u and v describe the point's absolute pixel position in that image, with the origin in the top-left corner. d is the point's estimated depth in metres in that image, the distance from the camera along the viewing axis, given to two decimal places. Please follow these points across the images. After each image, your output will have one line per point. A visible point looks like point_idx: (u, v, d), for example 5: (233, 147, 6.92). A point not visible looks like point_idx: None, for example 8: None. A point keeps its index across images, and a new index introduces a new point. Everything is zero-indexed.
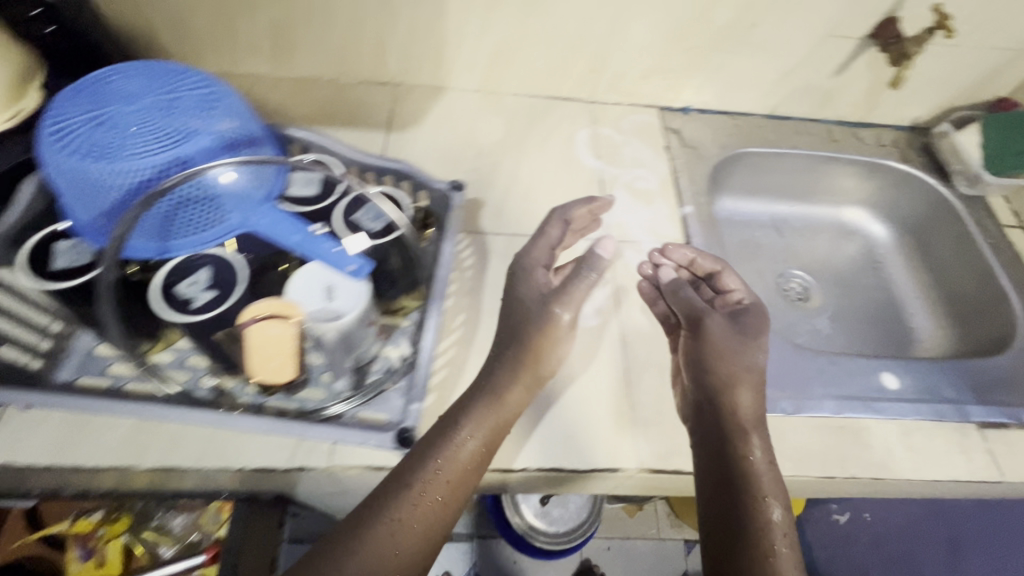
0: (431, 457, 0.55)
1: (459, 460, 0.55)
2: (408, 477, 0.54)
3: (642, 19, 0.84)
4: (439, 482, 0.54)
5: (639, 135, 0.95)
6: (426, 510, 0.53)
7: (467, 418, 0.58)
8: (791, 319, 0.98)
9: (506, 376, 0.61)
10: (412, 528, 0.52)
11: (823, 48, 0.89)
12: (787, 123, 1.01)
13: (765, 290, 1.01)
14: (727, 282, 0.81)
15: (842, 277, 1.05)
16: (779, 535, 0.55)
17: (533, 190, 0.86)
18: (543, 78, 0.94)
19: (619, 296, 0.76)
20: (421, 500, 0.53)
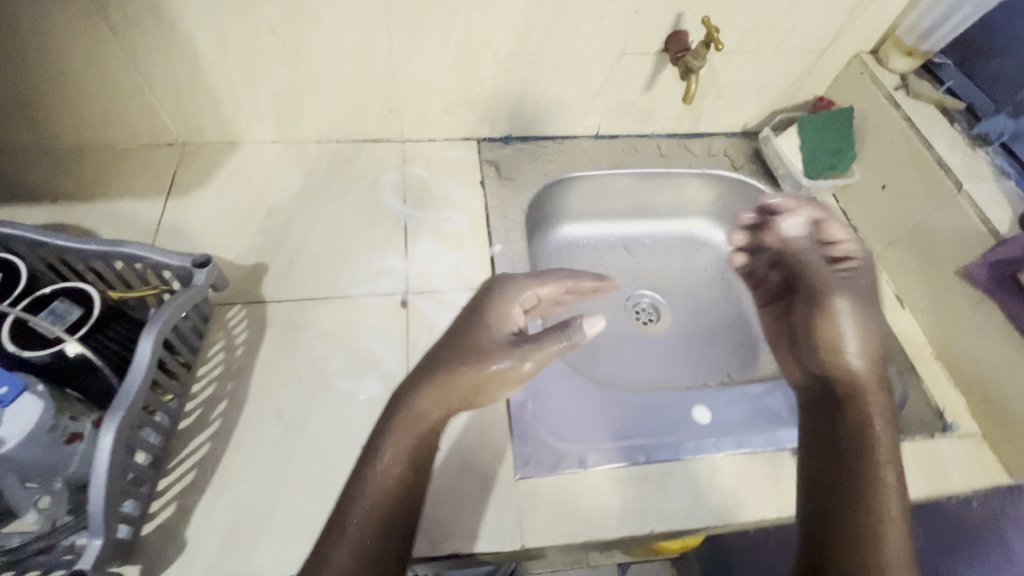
0: (360, 489, 0.53)
1: (388, 479, 0.53)
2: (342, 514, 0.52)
3: (421, 55, 0.79)
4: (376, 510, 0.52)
5: (452, 171, 0.90)
6: (378, 538, 0.51)
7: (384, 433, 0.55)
8: (635, 345, 0.93)
9: (433, 385, 0.57)
10: (358, 563, 0.50)
11: (622, 68, 0.85)
12: (613, 142, 0.98)
13: (608, 316, 0.95)
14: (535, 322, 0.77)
15: (690, 291, 1.00)
16: (890, 511, 0.55)
17: (327, 247, 0.79)
18: (343, 122, 0.88)
19: (411, 357, 0.70)
20: (356, 531, 0.51)
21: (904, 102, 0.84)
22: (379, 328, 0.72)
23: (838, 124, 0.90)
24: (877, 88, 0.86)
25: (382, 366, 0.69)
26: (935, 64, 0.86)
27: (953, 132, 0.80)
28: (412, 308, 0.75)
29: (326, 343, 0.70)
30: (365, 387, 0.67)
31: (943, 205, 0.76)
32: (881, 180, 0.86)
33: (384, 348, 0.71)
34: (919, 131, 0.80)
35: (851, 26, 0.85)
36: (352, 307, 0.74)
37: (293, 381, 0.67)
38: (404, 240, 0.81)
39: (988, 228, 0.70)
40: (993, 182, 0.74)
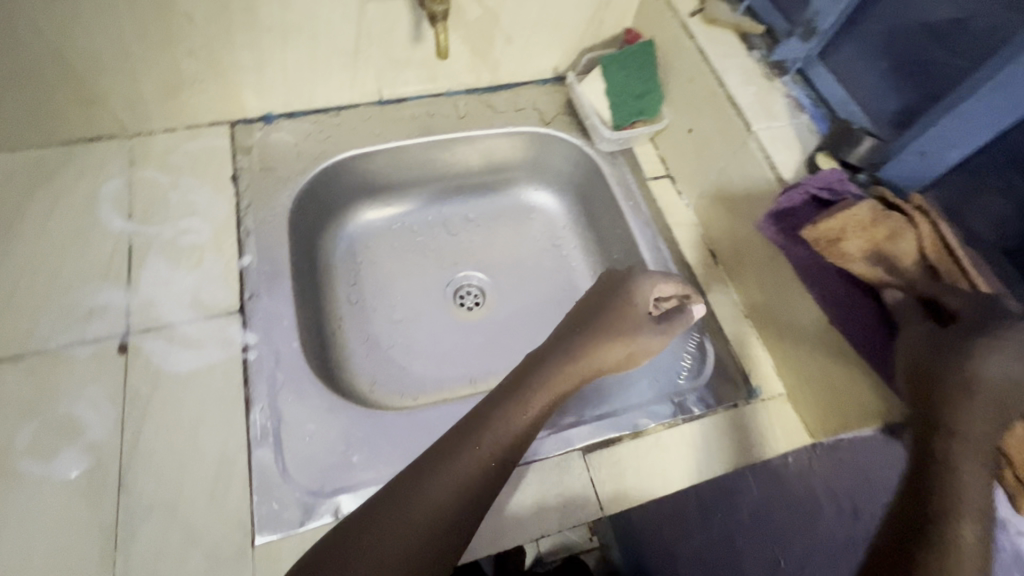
0: (450, 460, 0.47)
1: (496, 446, 0.48)
2: (445, 464, 0.46)
3: (89, 25, 0.61)
4: (459, 475, 0.46)
5: (195, 168, 0.74)
6: (472, 500, 0.46)
7: (514, 395, 0.52)
8: (453, 341, 0.81)
9: (552, 371, 0.54)
10: (439, 528, 0.44)
11: (373, 17, 0.70)
12: (401, 107, 0.84)
13: (423, 311, 0.83)
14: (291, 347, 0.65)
15: (520, 269, 0.88)
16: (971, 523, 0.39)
17: (22, 288, 0.63)
18: (32, 121, 0.69)
19: (126, 416, 0.58)
20: (459, 480, 0.46)
21: (700, 30, 0.73)
22: (85, 385, 0.59)
23: (640, 62, 0.79)
24: (672, 16, 0.75)
25: (87, 435, 0.57)
26: None
27: (748, 62, 0.71)
28: (132, 353, 0.61)
29: (11, 417, 0.56)
30: (64, 465, 0.55)
31: (737, 150, 0.69)
32: (687, 125, 0.77)
33: (90, 411, 0.58)
34: (711, 65, 0.71)
35: None
36: (50, 365, 0.60)
37: None
38: (128, 266, 0.66)
39: (774, 175, 0.64)
40: (784, 119, 0.67)
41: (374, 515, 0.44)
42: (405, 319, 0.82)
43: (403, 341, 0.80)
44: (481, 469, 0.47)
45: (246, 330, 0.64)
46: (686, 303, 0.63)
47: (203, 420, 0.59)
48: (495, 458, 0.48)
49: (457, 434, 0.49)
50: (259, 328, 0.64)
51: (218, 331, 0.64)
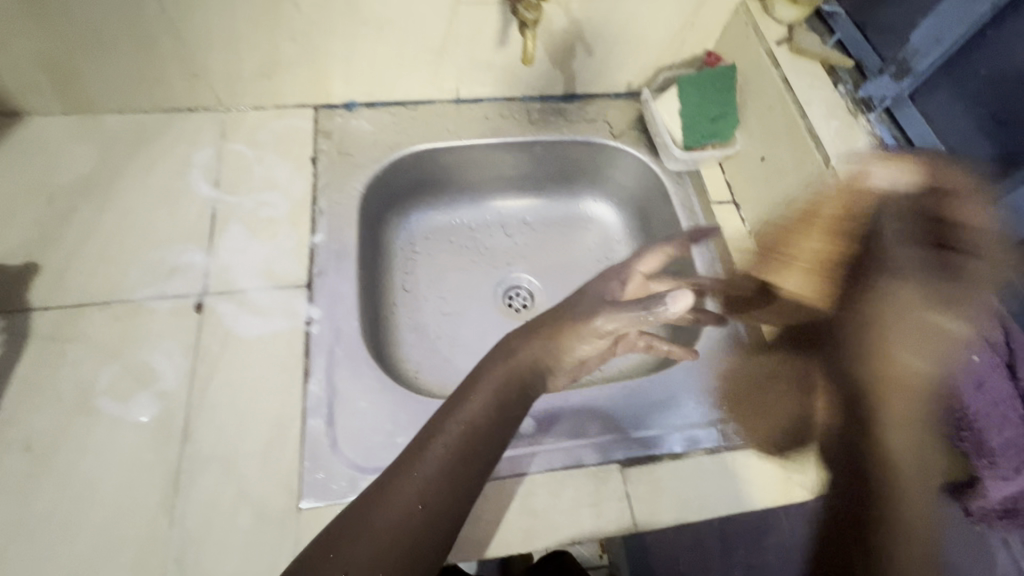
0: (405, 470, 0.47)
1: (452, 442, 0.48)
2: (406, 470, 0.47)
3: (206, 6, 0.65)
4: (426, 476, 0.47)
5: (279, 146, 0.78)
6: (429, 503, 0.46)
7: (461, 392, 0.52)
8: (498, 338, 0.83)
9: (508, 354, 0.54)
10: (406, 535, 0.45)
11: (462, 19, 0.72)
12: (476, 107, 0.86)
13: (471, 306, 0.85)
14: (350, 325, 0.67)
15: (571, 278, 0.89)
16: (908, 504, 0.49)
17: (116, 240, 0.68)
18: (141, 88, 0.74)
19: (195, 371, 0.62)
20: (426, 480, 0.47)
21: (785, 60, 0.73)
22: (162, 337, 0.63)
23: (720, 87, 0.79)
24: (758, 42, 0.75)
25: (160, 383, 0.61)
26: (825, 12, 0.74)
27: (833, 96, 0.70)
28: (206, 312, 0.65)
29: (95, 357, 0.61)
30: (137, 409, 0.59)
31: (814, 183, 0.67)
32: (760, 153, 0.77)
33: (164, 361, 0.62)
34: (794, 95, 0.70)
35: None
36: (132, 315, 0.64)
37: (49, 405, 0.58)
38: (209, 232, 0.70)
39: (850, 212, 0.62)
40: (866, 157, 0.65)
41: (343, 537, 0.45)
42: (454, 313, 0.84)
43: (450, 334, 0.82)
44: (446, 466, 0.48)
45: (310, 305, 0.67)
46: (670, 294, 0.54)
47: (264, 384, 0.62)
48: (458, 452, 0.48)
49: (412, 446, 0.49)
50: (323, 304, 0.67)
51: (285, 302, 0.67)
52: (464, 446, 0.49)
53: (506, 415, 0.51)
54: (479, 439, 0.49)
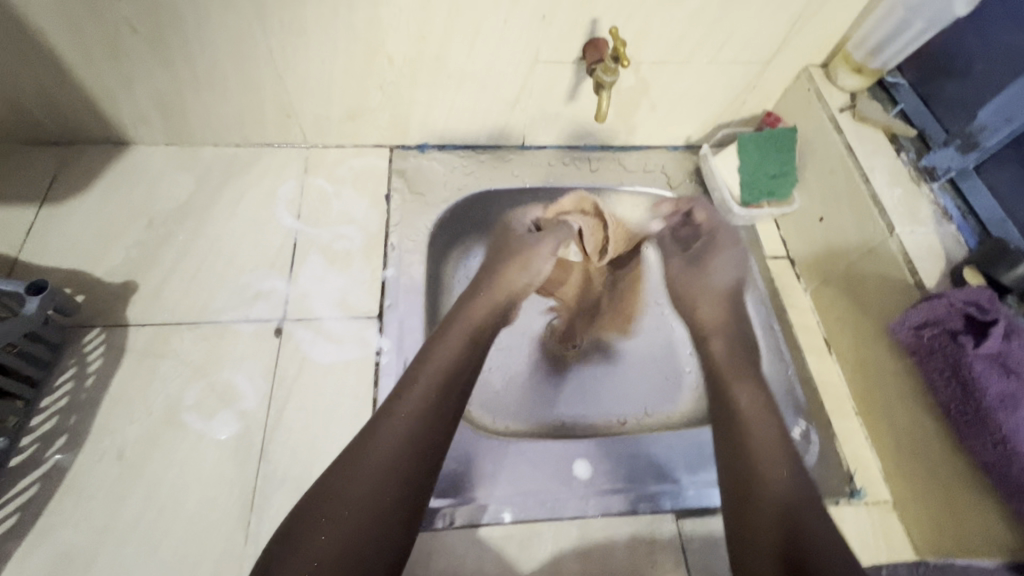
0: (384, 421, 0.57)
1: (422, 395, 0.59)
2: (383, 437, 0.56)
3: (308, 58, 0.71)
4: (402, 435, 0.56)
5: (357, 182, 0.83)
6: (413, 440, 0.56)
7: (424, 358, 0.63)
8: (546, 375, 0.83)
9: (464, 304, 0.72)
10: (387, 475, 0.53)
11: (539, 75, 0.77)
12: (540, 153, 0.90)
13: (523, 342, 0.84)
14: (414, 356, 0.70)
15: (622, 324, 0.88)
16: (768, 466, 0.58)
17: (206, 264, 0.74)
18: (238, 125, 0.81)
19: (273, 394, 0.65)
20: (399, 439, 0.55)
21: (849, 127, 0.75)
22: (244, 358, 0.67)
23: (780, 147, 0.81)
24: (821, 108, 0.77)
25: (240, 403, 0.64)
26: (887, 82, 0.77)
27: (897, 163, 0.72)
28: (285, 337, 0.69)
29: (184, 374, 0.65)
30: (219, 426, 0.63)
31: (875, 248, 0.68)
32: (820, 214, 0.78)
33: (246, 382, 0.65)
34: (858, 161, 0.72)
35: (795, 36, 0.75)
36: (218, 335, 0.68)
37: (141, 417, 0.62)
38: (290, 260, 0.75)
39: (914, 280, 0.63)
40: (931, 225, 0.66)
41: (329, 488, 0.52)
42: (504, 346, 0.84)
43: (499, 367, 0.82)
44: (419, 420, 0.57)
45: (380, 336, 0.70)
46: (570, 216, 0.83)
47: (336, 410, 0.65)
48: (431, 397, 0.59)
49: (389, 406, 0.59)
50: (392, 336, 0.71)
51: (358, 332, 0.71)
52: (433, 395, 0.59)
53: (469, 360, 0.65)
54: (446, 383, 0.61)
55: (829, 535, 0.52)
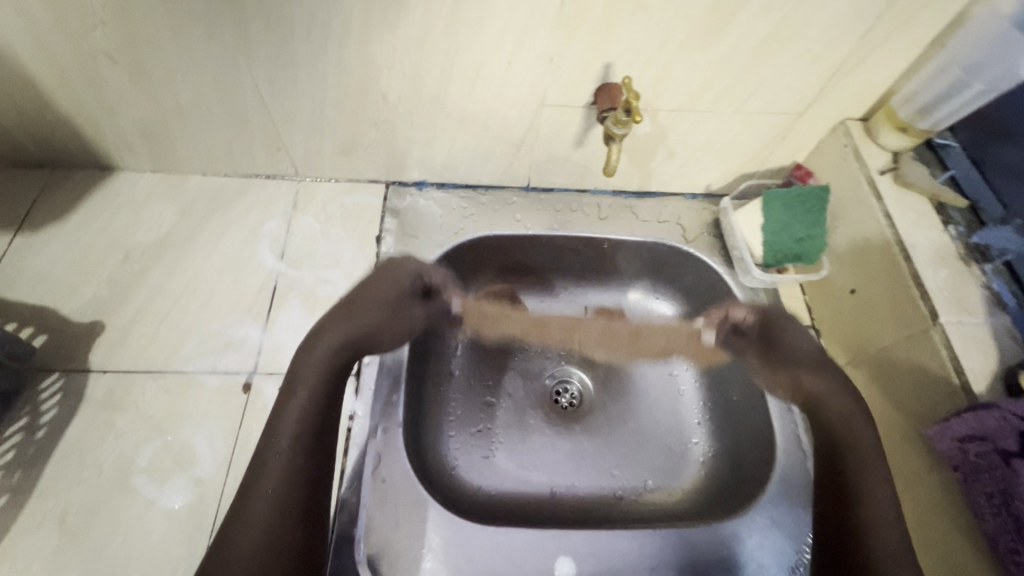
0: (257, 477, 0.50)
1: (291, 442, 0.52)
2: (252, 512, 0.49)
3: (296, 92, 0.66)
4: (270, 504, 0.49)
5: (347, 221, 0.78)
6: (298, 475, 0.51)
7: (274, 421, 0.54)
8: (533, 440, 0.77)
9: (373, 318, 0.61)
10: (274, 518, 0.49)
11: (546, 119, 0.71)
12: (546, 196, 0.84)
13: (513, 404, 0.79)
14: (391, 400, 0.66)
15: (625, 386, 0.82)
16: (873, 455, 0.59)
17: (179, 306, 0.69)
18: (225, 155, 0.76)
19: (233, 459, 0.60)
20: (264, 517, 0.49)
21: (889, 192, 0.67)
22: (207, 416, 0.62)
23: (809, 209, 0.73)
24: (857, 168, 0.70)
25: (197, 468, 0.59)
26: (936, 144, 0.69)
27: (942, 238, 0.63)
28: (253, 394, 0.64)
29: (140, 431, 0.60)
30: (171, 494, 0.58)
31: (915, 334, 0.60)
32: (851, 284, 0.70)
33: (205, 444, 0.60)
34: (897, 233, 0.64)
35: (834, 88, 0.67)
36: (183, 387, 0.64)
37: (89, 478, 0.58)
38: (268, 306, 0.70)
39: (959, 382, 0.54)
40: (980, 315, 0.58)
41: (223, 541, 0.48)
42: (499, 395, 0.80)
43: (487, 437, 0.77)
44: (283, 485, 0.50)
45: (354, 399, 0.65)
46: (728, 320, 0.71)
47: None
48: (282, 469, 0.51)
49: (241, 490, 0.50)
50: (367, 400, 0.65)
51: None
52: (298, 449, 0.52)
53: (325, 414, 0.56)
54: (305, 433, 0.54)
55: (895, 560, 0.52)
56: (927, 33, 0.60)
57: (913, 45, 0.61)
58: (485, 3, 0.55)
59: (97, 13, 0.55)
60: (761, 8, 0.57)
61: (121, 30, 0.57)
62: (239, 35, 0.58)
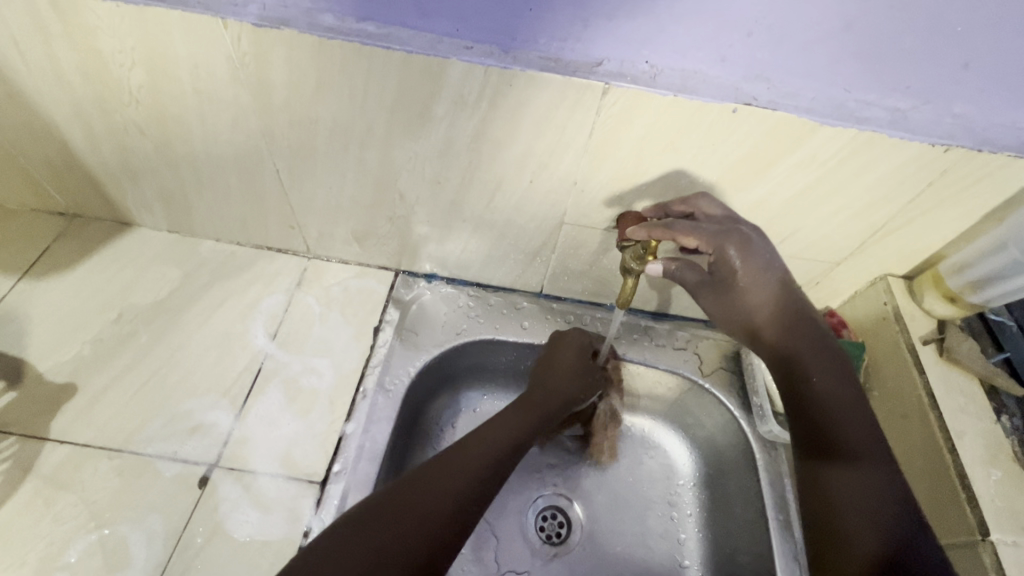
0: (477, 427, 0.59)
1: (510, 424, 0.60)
2: (442, 467, 0.53)
3: (315, 180, 0.65)
4: (437, 505, 0.50)
5: (348, 308, 0.75)
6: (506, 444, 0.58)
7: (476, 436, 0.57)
8: (514, 550, 0.71)
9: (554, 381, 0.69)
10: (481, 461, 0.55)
11: (565, 235, 0.68)
12: (558, 305, 0.79)
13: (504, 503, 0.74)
14: (332, 498, 0.60)
15: (624, 486, 0.77)
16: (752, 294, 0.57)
17: (157, 379, 0.66)
18: (240, 228, 0.76)
19: (168, 566, 0.55)
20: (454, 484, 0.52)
21: (934, 368, 0.60)
22: (155, 508, 0.57)
23: None
24: (898, 332, 0.63)
25: (127, 570, 0.54)
26: (991, 318, 0.64)
27: (993, 431, 0.56)
28: (208, 490, 0.59)
29: (81, 517, 0.56)
30: None
31: (953, 544, 0.52)
32: None
33: (142, 543, 0.56)
34: (942, 418, 0.57)
35: (878, 243, 0.62)
36: (139, 471, 0.60)
37: (11, 567, 0.53)
38: (248, 391, 0.67)
39: None
40: None
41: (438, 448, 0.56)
42: None
43: (461, 545, 0.70)
44: (462, 493, 0.52)
45: (315, 512, 0.59)
46: (693, 205, 0.58)
47: None
48: (477, 473, 0.54)
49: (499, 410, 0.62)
50: (329, 515, 0.58)
51: (292, 500, 0.59)
52: (472, 481, 0.53)
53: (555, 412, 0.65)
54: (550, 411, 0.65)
55: (840, 396, 0.56)
56: (981, 207, 0.55)
57: (967, 215, 0.57)
58: (513, 125, 0.54)
59: (132, 91, 0.57)
60: (801, 161, 0.54)
61: (154, 109, 0.58)
62: (266, 124, 0.58)
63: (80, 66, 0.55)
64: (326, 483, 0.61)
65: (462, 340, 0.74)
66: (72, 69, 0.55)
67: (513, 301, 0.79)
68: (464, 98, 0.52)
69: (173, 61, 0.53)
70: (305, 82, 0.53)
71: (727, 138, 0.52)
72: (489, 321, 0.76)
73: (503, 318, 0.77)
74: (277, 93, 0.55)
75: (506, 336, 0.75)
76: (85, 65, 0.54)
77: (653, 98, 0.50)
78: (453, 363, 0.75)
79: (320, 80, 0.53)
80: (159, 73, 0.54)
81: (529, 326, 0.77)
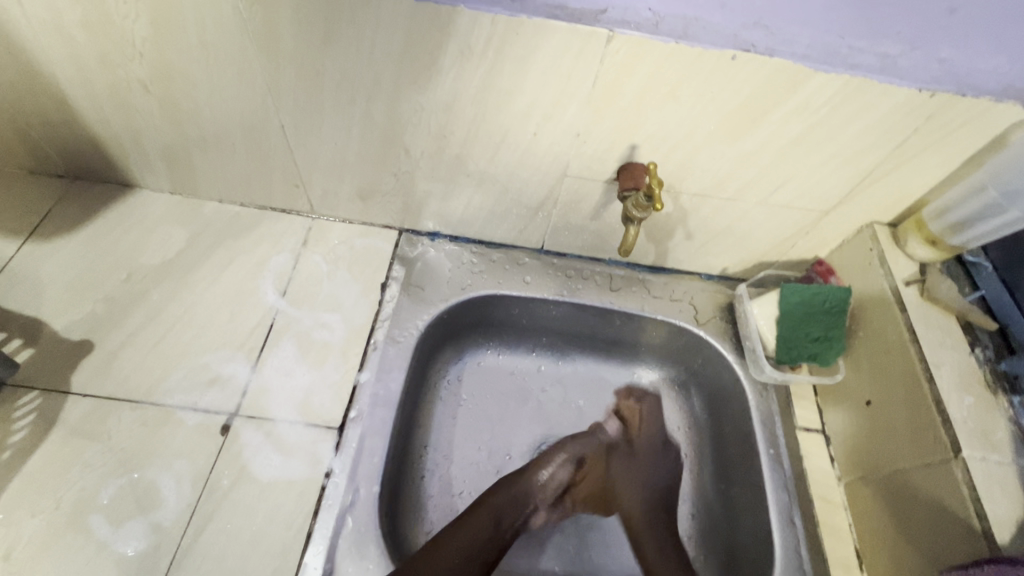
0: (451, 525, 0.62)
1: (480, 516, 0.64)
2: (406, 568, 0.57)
3: (320, 136, 0.66)
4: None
5: (354, 265, 0.77)
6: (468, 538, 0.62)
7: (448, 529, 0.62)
8: None
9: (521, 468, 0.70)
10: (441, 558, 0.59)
11: (566, 188, 0.69)
12: (558, 261, 0.82)
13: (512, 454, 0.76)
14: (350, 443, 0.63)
15: None
16: None
17: (172, 334, 0.68)
18: (243, 188, 0.76)
19: (198, 506, 0.57)
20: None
21: (915, 307, 0.64)
22: (181, 454, 0.60)
23: (829, 309, 0.70)
24: (882, 274, 0.67)
25: (160, 509, 0.57)
26: (968, 260, 0.68)
27: (968, 361, 0.61)
28: (231, 437, 0.62)
29: (109, 465, 0.59)
30: (128, 538, 0.55)
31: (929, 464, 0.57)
32: (866, 396, 0.67)
33: (172, 486, 0.58)
34: (922, 350, 0.61)
35: (866, 190, 0.65)
36: (162, 421, 0.62)
37: (47, 509, 0.56)
38: (262, 346, 0.69)
39: (981, 527, 0.51)
40: (1006, 453, 0.55)
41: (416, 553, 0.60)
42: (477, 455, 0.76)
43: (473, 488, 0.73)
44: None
45: (334, 455, 0.62)
46: None
47: (262, 540, 0.56)
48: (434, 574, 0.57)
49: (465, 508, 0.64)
50: (347, 456, 0.62)
51: (312, 444, 0.62)
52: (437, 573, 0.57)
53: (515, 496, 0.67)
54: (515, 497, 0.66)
55: None
56: (963, 150, 0.58)
57: (949, 160, 0.60)
58: (518, 74, 0.55)
59: (135, 45, 0.56)
60: (795, 109, 0.56)
61: (156, 63, 0.58)
62: (271, 78, 0.59)
63: (82, 19, 0.54)
64: (343, 430, 0.63)
65: (467, 295, 0.77)
66: (75, 22, 0.55)
67: (515, 256, 0.81)
68: (471, 48, 0.53)
69: (176, 11, 0.53)
70: (312, 33, 0.53)
71: (724, 86, 0.54)
72: (492, 276, 0.79)
73: (506, 273, 0.79)
74: (282, 45, 0.55)
75: (508, 291, 0.78)
76: (88, 17, 0.54)
77: (655, 45, 0.51)
78: (459, 318, 0.78)
79: (326, 32, 0.53)
80: (163, 25, 0.54)
81: (531, 280, 0.79)
